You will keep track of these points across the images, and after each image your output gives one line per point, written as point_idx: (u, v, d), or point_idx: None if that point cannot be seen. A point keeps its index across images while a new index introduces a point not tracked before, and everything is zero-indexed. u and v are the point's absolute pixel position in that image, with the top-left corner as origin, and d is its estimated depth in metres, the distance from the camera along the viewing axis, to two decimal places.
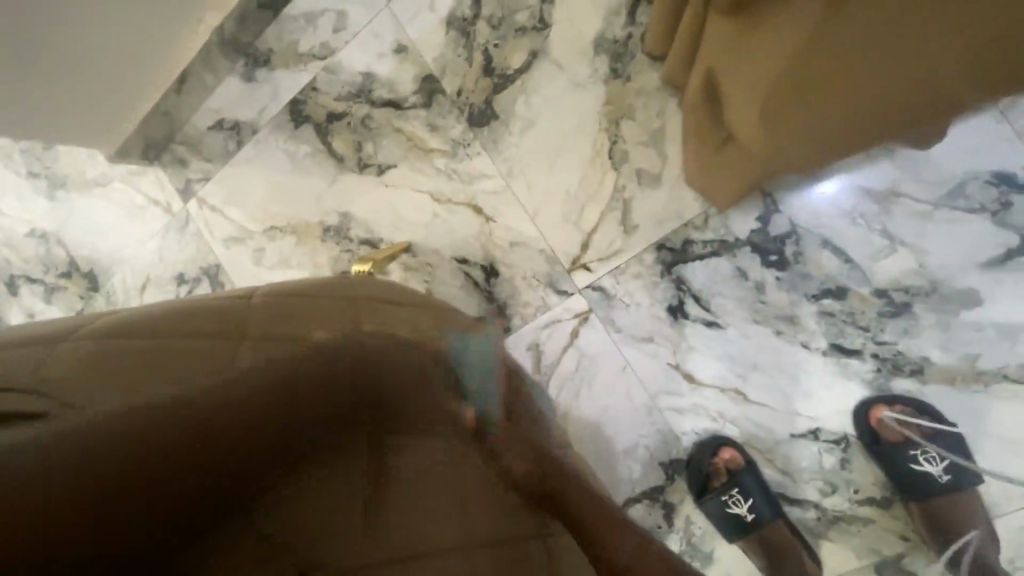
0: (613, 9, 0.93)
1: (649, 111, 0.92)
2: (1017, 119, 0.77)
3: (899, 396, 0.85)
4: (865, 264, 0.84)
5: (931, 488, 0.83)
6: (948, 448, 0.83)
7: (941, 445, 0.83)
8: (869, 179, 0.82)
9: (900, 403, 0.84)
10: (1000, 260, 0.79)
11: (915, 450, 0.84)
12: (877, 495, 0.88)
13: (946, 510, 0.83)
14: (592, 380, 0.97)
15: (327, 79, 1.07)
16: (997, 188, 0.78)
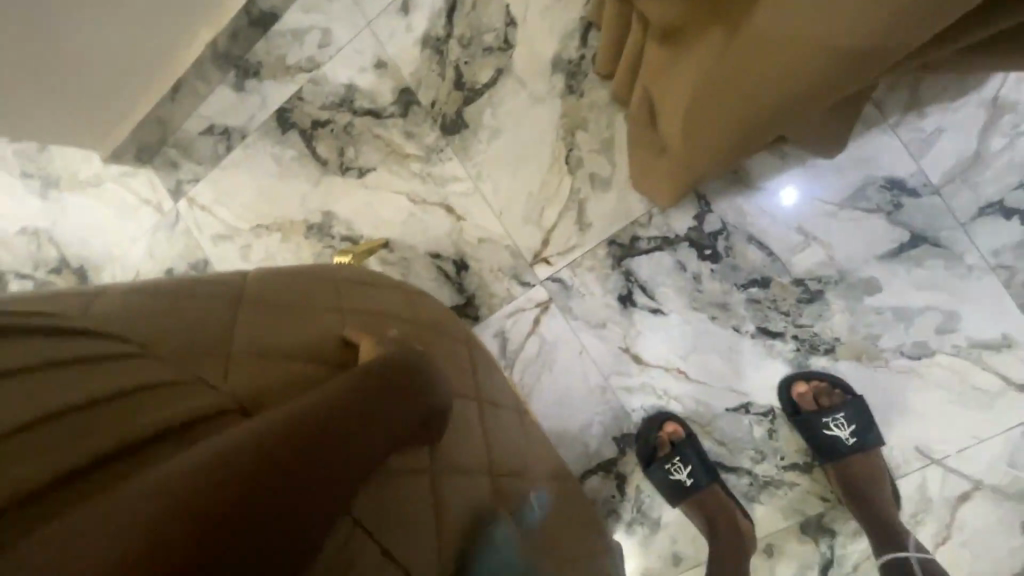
0: (568, 33, 1.05)
1: (601, 123, 1.05)
2: (905, 133, 0.91)
3: (815, 371, 0.97)
4: (785, 257, 0.96)
5: (840, 450, 0.94)
6: (854, 415, 0.94)
7: (848, 412, 0.95)
8: (788, 184, 0.96)
9: (815, 377, 0.97)
10: (895, 252, 0.92)
11: (826, 418, 0.94)
12: (800, 461, 1.00)
13: (854, 469, 0.94)
14: (552, 363, 1.08)
15: (312, 89, 1.18)
16: (890, 191, 0.92)
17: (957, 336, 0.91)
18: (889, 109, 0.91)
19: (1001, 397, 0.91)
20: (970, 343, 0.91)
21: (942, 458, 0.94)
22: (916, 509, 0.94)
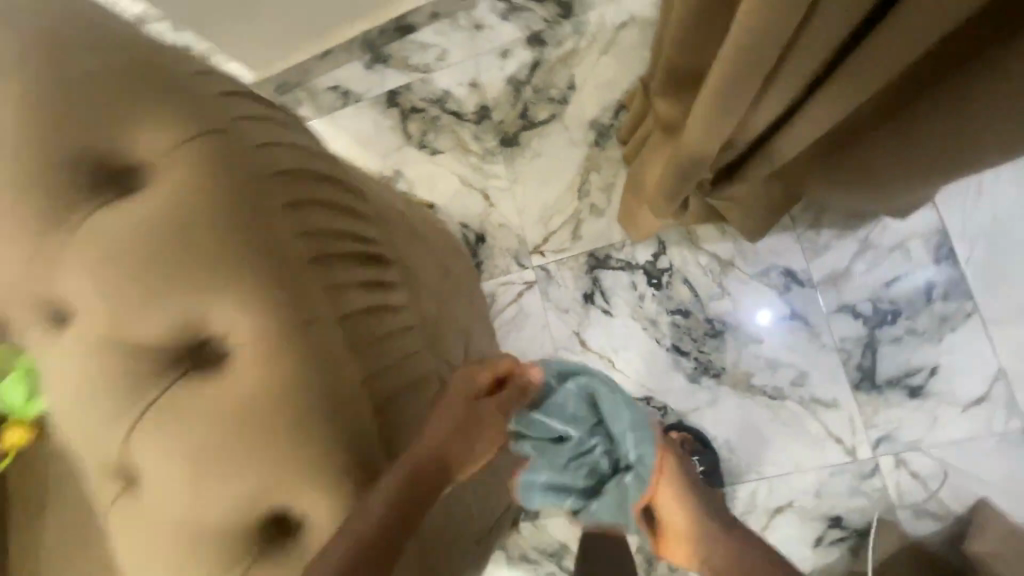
0: (608, 106, 1.47)
1: (610, 171, 1.46)
2: (805, 243, 1.31)
3: (688, 424, 1.31)
4: (704, 300, 1.35)
5: None
6: (706, 459, 1.27)
7: (702, 456, 1.28)
8: (721, 253, 1.35)
9: (685, 428, 1.31)
10: (779, 318, 1.30)
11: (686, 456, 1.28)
12: None
13: None
14: (521, 326, 1.44)
15: (419, 85, 1.59)
16: (785, 277, 1.31)
17: (803, 390, 1.27)
18: (798, 223, 1.31)
19: (822, 442, 1.26)
20: (810, 397, 1.27)
21: (772, 475, 1.27)
22: (745, 508, 1.27)
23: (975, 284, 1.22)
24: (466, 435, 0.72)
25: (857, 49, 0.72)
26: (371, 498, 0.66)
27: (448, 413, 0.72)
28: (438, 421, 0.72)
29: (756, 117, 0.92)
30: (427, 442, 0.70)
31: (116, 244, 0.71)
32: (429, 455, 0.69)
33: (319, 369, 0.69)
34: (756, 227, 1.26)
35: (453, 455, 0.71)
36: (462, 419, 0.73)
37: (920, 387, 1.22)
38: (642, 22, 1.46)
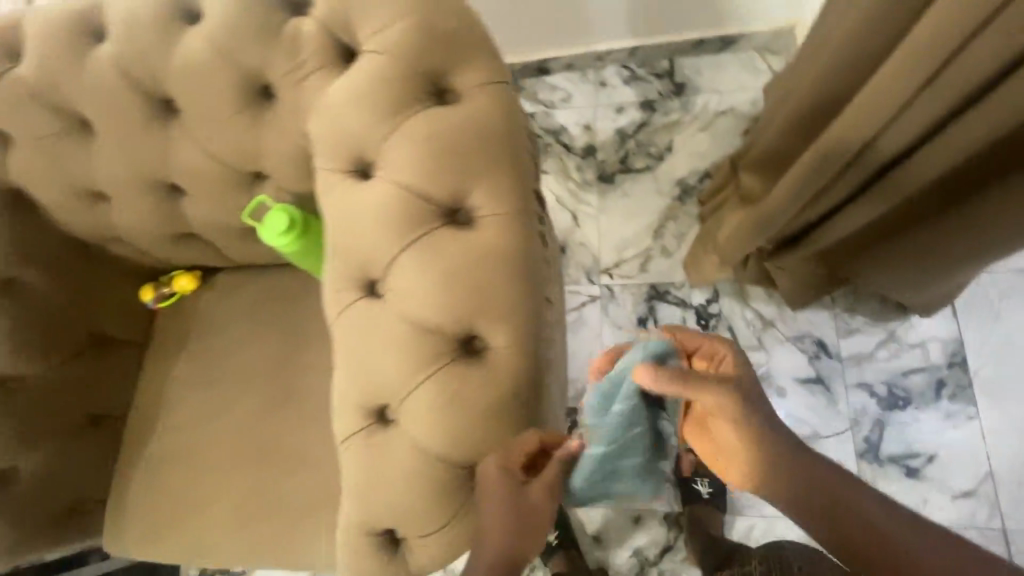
0: (695, 171, 1.74)
1: (684, 223, 1.71)
2: (838, 321, 1.51)
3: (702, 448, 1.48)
4: (741, 348, 1.55)
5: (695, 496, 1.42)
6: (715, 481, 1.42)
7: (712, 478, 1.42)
8: (765, 311, 1.56)
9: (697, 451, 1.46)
10: (803, 379, 1.49)
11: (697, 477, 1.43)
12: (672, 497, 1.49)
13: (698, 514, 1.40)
14: (578, 330, 1.65)
15: (542, 114, 1.87)
16: (815, 346, 1.51)
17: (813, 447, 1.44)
18: (837, 303, 1.52)
19: None
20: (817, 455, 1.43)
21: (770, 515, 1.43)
22: (740, 537, 1.42)
23: (980, 392, 1.40)
24: (526, 523, 0.66)
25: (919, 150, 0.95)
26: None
27: (504, 512, 0.66)
28: (490, 508, 0.66)
29: (825, 197, 1.15)
30: (493, 541, 0.65)
31: (429, 126, 0.69)
32: (507, 544, 0.64)
33: (460, 285, 0.67)
34: (801, 295, 1.48)
35: (522, 545, 0.65)
36: (519, 515, 0.66)
37: (917, 469, 1.38)
38: (739, 113, 1.74)
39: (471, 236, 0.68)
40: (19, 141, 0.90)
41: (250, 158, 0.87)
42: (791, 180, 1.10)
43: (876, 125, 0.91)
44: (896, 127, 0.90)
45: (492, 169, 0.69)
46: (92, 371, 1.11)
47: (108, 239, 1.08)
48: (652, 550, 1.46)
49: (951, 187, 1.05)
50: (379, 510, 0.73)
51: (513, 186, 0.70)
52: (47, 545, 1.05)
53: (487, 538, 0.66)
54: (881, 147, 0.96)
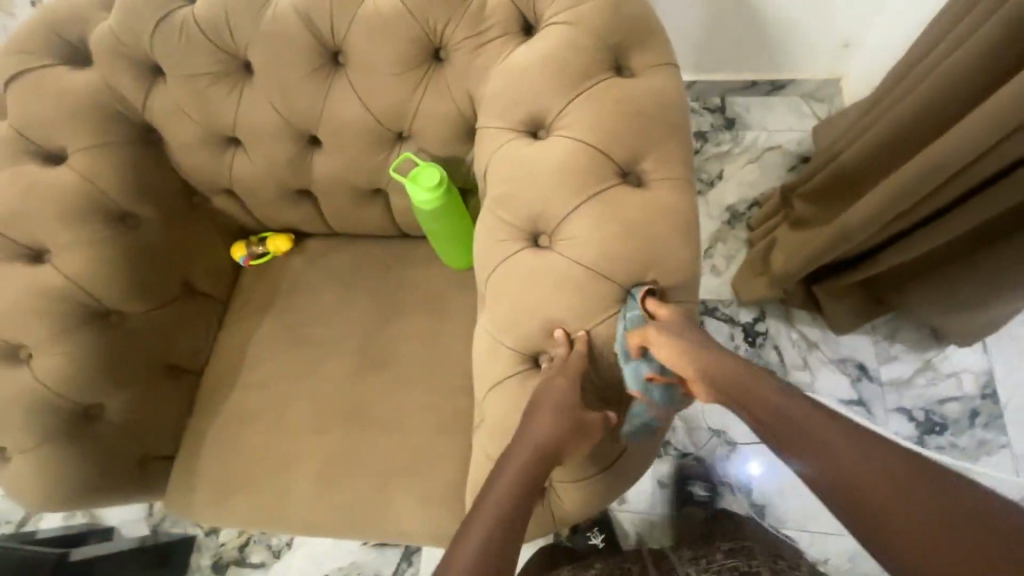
0: (744, 199, 1.84)
1: (731, 246, 1.80)
2: (878, 348, 1.59)
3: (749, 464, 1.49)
4: (786, 367, 1.61)
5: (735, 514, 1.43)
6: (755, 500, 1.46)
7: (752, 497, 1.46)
8: (809, 333, 1.64)
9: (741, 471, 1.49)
10: (846, 401, 1.55)
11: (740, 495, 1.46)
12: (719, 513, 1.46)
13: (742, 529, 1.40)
14: None
15: None
16: (857, 370, 1.58)
17: None
18: (877, 330, 1.60)
19: None
20: None
21: (814, 530, 1.43)
22: None
23: (1010, 424, 1.48)
24: (577, 426, 0.68)
25: (982, 194, 1.03)
26: (503, 474, 0.66)
27: (557, 406, 0.67)
28: (547, 410, 0.68)
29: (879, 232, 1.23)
30: (545, 434, 0.67)
31: (612, 94, 0.76)
32: (554, 439, 0.66)
33: (631, 240, 0.72)
34: (847, 322, 1.54)
35: (568, 443, 0.67)
36: (570, 416, 0.67)
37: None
38: (786, 151, 1.87)
39: (645, 196, 0.73)
40: (171, 78, 0.92)
41: (402, 116, 0.91)
42: (857, 211, 1.18)
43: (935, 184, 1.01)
44: (961, 176, 1.00)
45: (665, 140, 0.75)
46: (179, 319, 1.08)
47: (218, 189, 1.08)
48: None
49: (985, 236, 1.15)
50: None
51: (682, 158, 0.76)
52: (113, 493, 1.00)
53: (537, 425, 0.68)
54: (947, 189, 1.04)
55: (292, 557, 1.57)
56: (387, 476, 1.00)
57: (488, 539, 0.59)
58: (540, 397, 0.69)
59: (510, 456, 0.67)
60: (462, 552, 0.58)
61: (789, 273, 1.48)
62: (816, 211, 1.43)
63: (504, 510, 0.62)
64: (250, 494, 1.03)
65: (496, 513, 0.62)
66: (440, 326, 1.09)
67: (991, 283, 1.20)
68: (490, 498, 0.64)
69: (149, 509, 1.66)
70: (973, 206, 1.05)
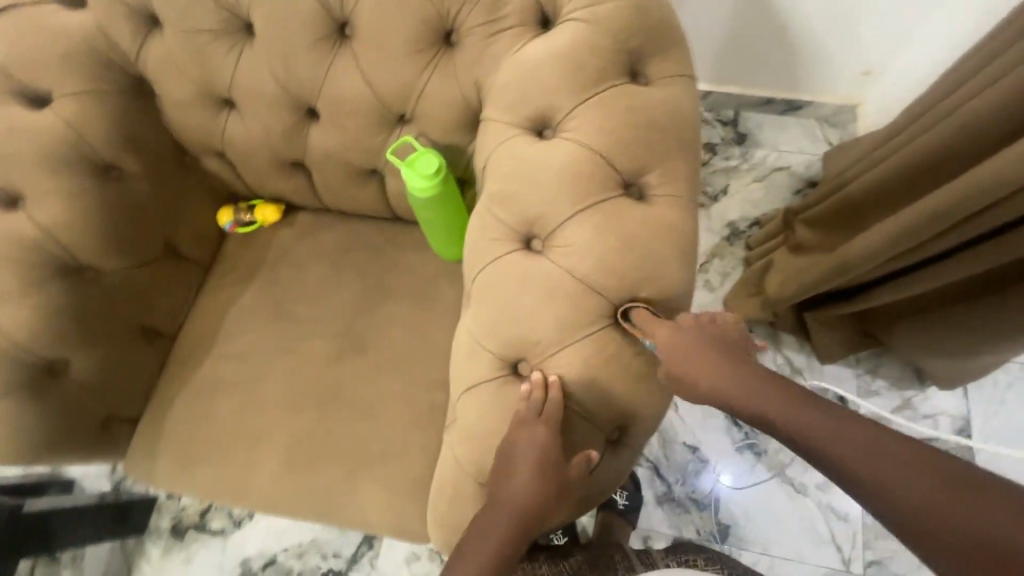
0: (745, 216, 1.83)
1: (727, 263, 1.79)
2: (861, 381, 1.58)
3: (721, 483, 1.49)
4: None
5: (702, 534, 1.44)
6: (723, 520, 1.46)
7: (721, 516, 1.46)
8: (794, 359, 1.62)
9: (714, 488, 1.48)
10: None
11: (711, 515, 1.47)
12: (684, 530, 1.46)
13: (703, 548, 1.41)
14: None
15: None
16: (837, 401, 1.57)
17: (824, 496, 1.46)
18: (862, 363, 1.59)
19: (824, 545, 1.43)
20: (828, 504, 1.45)
21: (776, 555, 1.43)
22: None
23: None
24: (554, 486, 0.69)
25: (986, 243, 1.01)
26: (491, 523, 0.69)
27: (535, 469, 0.68)
28: (524, 472, 0.68)
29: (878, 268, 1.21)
30: (523, 497, 0.68)
31: (625, 100, 0.73)
32: (534, 503, 0.68)
33: (626, 255, 0.69)
34: (834, 353, 1.52)
35: (547, 504, 0.69)
36: (550, 469, 0.68)
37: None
38: (794, 172, 1.85)
39: (645, 211, 0.71)
40: (169, 30, 0.88)
41: (407, 98, 0.87)
42: (858, 245, 1.16)
43: (944, 226, 0.99)
44: (972, 222, 0.98)
45: (673, 155, 0.73)
46: (157, 281, 1.04)
47: (209, 150, 1.04)
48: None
49: (984, 283, 1.13)
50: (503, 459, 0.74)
51: (688, 175, 0.73)
52: (73, 453, 0.98)
53: (514, 486, 0.68)
54: (952, 234, 1.02)
55: (253, 527, 1.56)
56: (354, 464, 0.99)
57: None
58: (516, 454, 0.69)
59: (487, 519, 0.69)
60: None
61: (781, 298, 1.47)
62: (817, 238, 1.41)
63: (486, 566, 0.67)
64: (214, 467, 1.01)
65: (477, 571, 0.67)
66: (424, 316, 1.06)
67: (981, 333, 1.19)
68: (470, 557, 0.68)
69: (112, 466, 1.64)
70: (975, 255, 1.03)
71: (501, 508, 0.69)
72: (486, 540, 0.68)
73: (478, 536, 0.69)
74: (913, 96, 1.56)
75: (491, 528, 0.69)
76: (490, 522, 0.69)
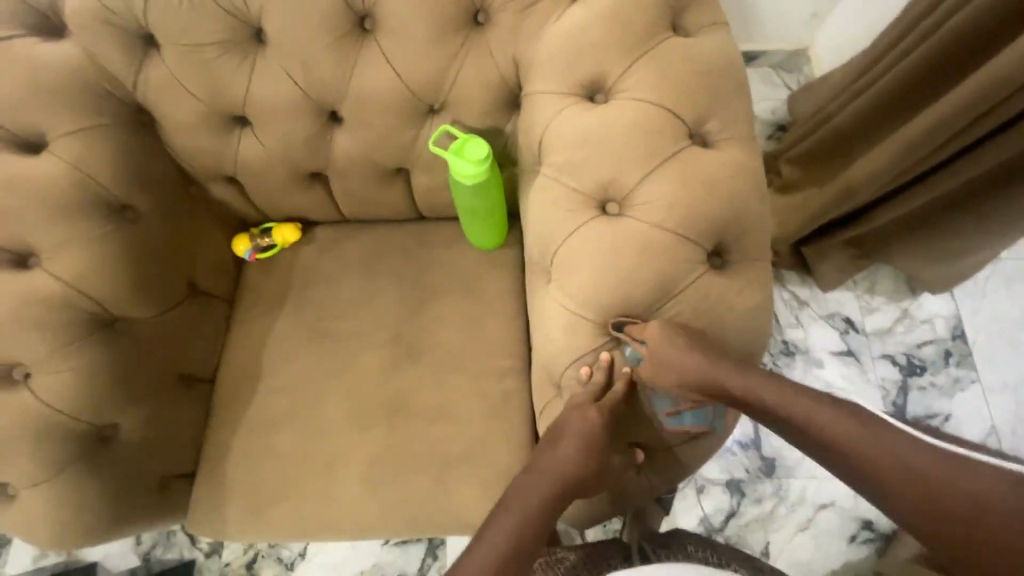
0: None
1: None
2: (860, 299, 1.63)
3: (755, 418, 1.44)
4: (781, 325, 1.62)
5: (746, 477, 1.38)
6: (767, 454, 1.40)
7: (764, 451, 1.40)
8: (798, 290, 1.65)
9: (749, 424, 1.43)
10: (842, 353, 1.58)
11: (754, 454, 1.40)
12: (730, 474, 1.39)
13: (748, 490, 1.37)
14: None
15: None
16: (844, 322, 1.61)
17: None
18: (858, 284, 1.64)
19: None
20: None
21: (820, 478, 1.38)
22: (797, 499, 1.36)
23: (979, 360, 1.55)
24: (594, 471, 0.74)
25: (982, 146, 1.09)
26: (527, 494, 0.72)
27: (582, 443, 0.72)
28: (570, 444, 0.72)
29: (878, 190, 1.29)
30: (565, 467, 0.73)
31: (676, 53, 0.74)
32: (567, 478, 0.73)
33: (707, 203, 0.71)
34: (835, 278, 1.57)
35: (580, 484, 0.73)
36: (593, 446, 0.73)
37: (937, 427, 1.50)
38: (763, 120, 1.87)
39: (714, 156, 0.73)
40: (169, 49, 0.82)
41: (439, 85, 0.85)
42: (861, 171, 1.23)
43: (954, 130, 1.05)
44: (971, 129, 1.05)
45: (728, 100, 0.75)
46: (188, 324, 0.97)
47: (220, 175, 0.98)
48: (717, 518, 1.37)
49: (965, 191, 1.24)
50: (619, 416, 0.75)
51: (744, 117, 0.76)
52: (135, 520, 0.90)
53: (558, 451, 0.73)
54: (951, 144, 1.10)
55: (307, 567, 1.49)
56: (438, 468, 0.96)
57: (491, 559, 0.68)
58: (566, 427, 0.73)
59: (522, 488, 0.73)
60: (472, 562, 0.68)
61: (784, 237, 1.53)
62: (805, 174, 1.47)
63: (511, 537, 0.69)
64: (291, 503, 0.95)
65: (502, 543, 0.69)
66: (475, 308, 1.04)
67: (976, 234, 1.29)
68: (497, 528, 0.70)
69: (136, 537, 1.51)
70: (974, 159, 1.12)
71: (534, 480, 0.73)
72: (518, 507, 0.71)
73: (507, 505, 0.72)
74: (863, 30, 1.66)
75: (522, 500, 0.72)
76: (522, 491, 0.72)
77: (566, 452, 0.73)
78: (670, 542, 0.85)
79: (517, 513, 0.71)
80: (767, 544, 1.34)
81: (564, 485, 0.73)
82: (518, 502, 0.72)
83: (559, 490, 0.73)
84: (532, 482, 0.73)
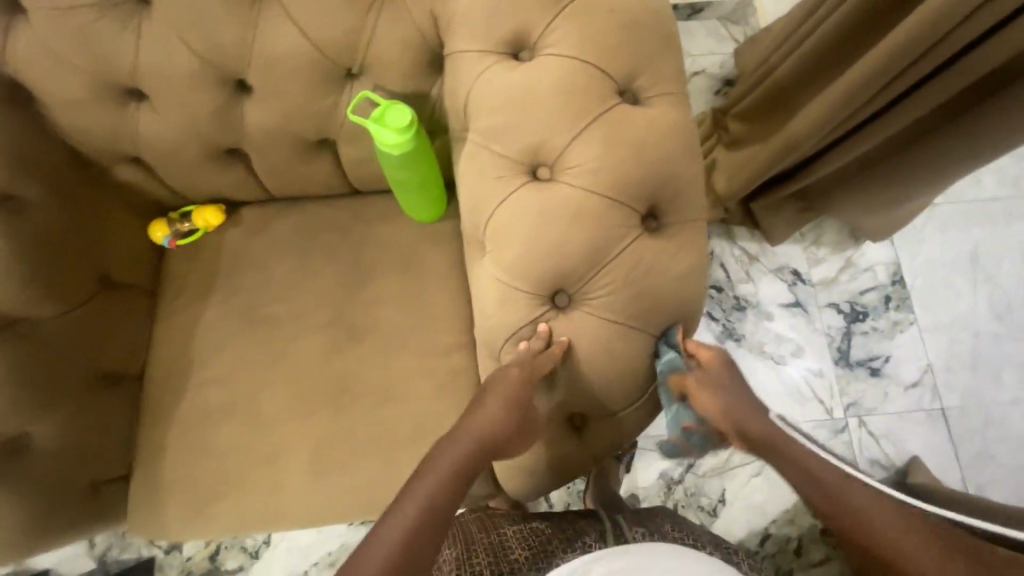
0: None
1: None
2: (807, 252, 1.67)
3: None
4: (733, 281, 1.64)
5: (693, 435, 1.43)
6: None
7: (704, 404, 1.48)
8: (749, 245, 1.67)
9: None
10: (791, 304, 1.62)
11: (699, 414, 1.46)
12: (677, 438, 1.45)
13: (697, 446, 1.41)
14: None
15: None
16: (793, 275, 1.65)
17: (799, 360, 1.57)
18: (805, 237, 1.67)
19: (808, 402, 1.55)
20: (805, 371, 1.57)
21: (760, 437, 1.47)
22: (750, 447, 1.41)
23: (918, 302, 1.61)
24: (513, 430, 0.71)
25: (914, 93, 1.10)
26: (448, 459, 0.68)
27: (502, 400, 0.70)
28: (495, 407, 0.70)
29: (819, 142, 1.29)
30: (487, 428, 0.70)
31: (602, 4, 0.70)
32: (488, 442, 0.70)
33: (638, 164, 0.69)
34: (782, 233, 1.58)
35: (502, 445, 0.71)
36: (514, 406, 0.71)
37: (878, 369, 1.57)
38: (711, 74, 1.84)
39: (644, 114, 0.70)
40: (37, 13, 0.72)
41: (354, 47, 0.78)
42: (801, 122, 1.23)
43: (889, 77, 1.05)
44: (903, 77, 1.06)
45: (657, 55, 0.72)
46: (104, 318, 0.91)
47: (122, 156, 0.89)
48: (676, 472, 1.40)
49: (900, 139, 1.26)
50: (562, 387, 0.73)
51: (674, 73, 0.73)
52: (66, 528, 0.86)
53: (477, 418, 0.70)
54: (885, 93, 1.10)
55: (273, 553, 1.47)
56: (387, 450, 0.94)
57: (413, 520, 0.62)
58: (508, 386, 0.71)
59: (444, 452, 0.69)
60: (392, 525, 0.61)
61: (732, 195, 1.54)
62: (749, 129, 1.47)
63: (432, 499, 0.64)
64: (235, 497, 0.92)
65: (423, 504, 0.63)
66: (415, 284, 1.00)
67: (912, 183, 1.31)
68: (419, 490, 0.65)
69: (90, 540, 1.46)
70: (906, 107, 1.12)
71: (457, 443, 0.70)
72: (440, 470, 0.67)
73: (430, 468, 0.67)
74: None
75: (443, 463, 0.68)
76: (444, 454, 0.68)
77: (485, 415, 0.71)
78: (645, 522, 0.81)
79: (439, 475, 0.66)
80: (723, 492, 1.39)
81: (487, 448, 0.70)
82: (440, 465, 0.68)
83: (484, 454, 0.70)
84: (454, 444, 0.70)
